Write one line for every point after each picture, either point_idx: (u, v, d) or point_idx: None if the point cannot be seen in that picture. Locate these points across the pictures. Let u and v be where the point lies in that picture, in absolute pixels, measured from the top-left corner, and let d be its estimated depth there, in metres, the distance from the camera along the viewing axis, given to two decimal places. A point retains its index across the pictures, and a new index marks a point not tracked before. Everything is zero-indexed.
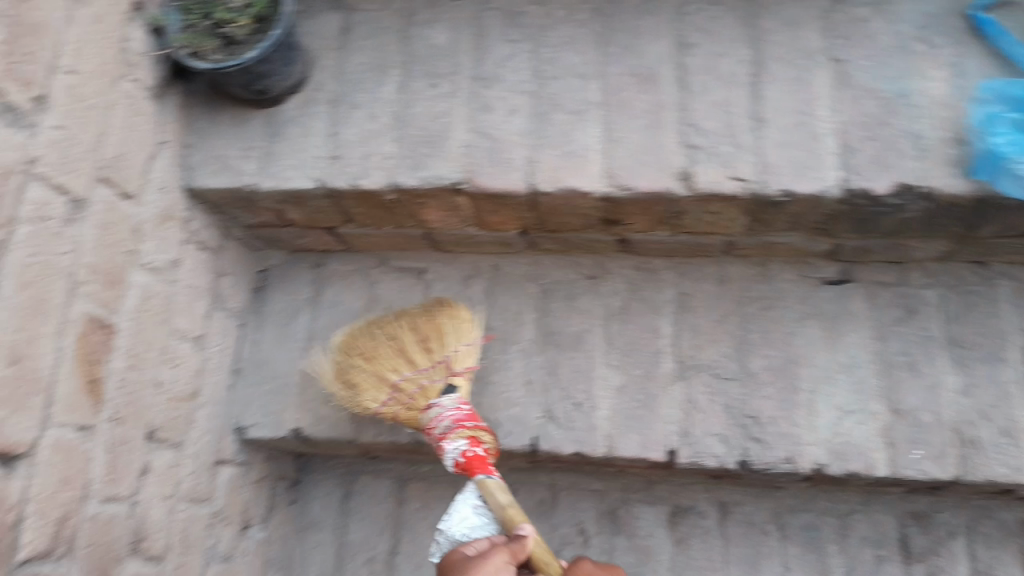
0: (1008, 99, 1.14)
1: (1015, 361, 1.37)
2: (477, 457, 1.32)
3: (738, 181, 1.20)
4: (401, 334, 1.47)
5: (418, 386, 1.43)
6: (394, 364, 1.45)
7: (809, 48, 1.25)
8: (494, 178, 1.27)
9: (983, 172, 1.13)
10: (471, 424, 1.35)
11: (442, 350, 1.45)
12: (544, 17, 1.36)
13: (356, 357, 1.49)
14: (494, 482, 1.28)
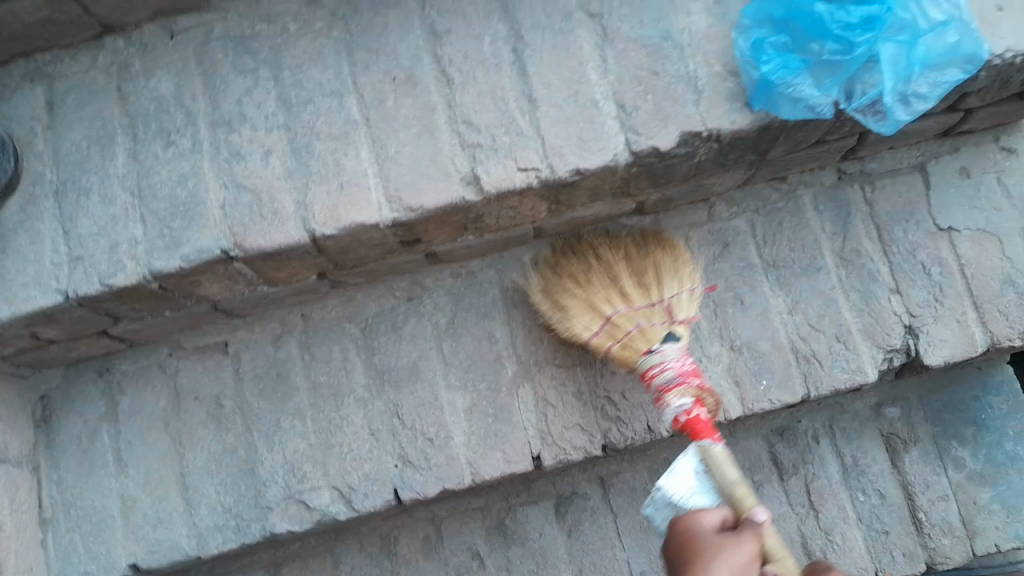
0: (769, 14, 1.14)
1: (831, 268, 1.44)
2: (699, 420, 1.25)
3: (526, 171, 1.15)
4: (615, 261, 1.40)
5: (635, 323, 1.34)
6: (608, 296, 1.36)
7: (566, 7, 1.21)
8: (268, 233, 1.14)
9: (763, 100, 1.13)
10: (694, 384, 1.28)
11: (660, 292, 1.37)
12: (277, 33, 1.22)
13: (564, 276, 1.40)
14: (719, 450, 1.21)
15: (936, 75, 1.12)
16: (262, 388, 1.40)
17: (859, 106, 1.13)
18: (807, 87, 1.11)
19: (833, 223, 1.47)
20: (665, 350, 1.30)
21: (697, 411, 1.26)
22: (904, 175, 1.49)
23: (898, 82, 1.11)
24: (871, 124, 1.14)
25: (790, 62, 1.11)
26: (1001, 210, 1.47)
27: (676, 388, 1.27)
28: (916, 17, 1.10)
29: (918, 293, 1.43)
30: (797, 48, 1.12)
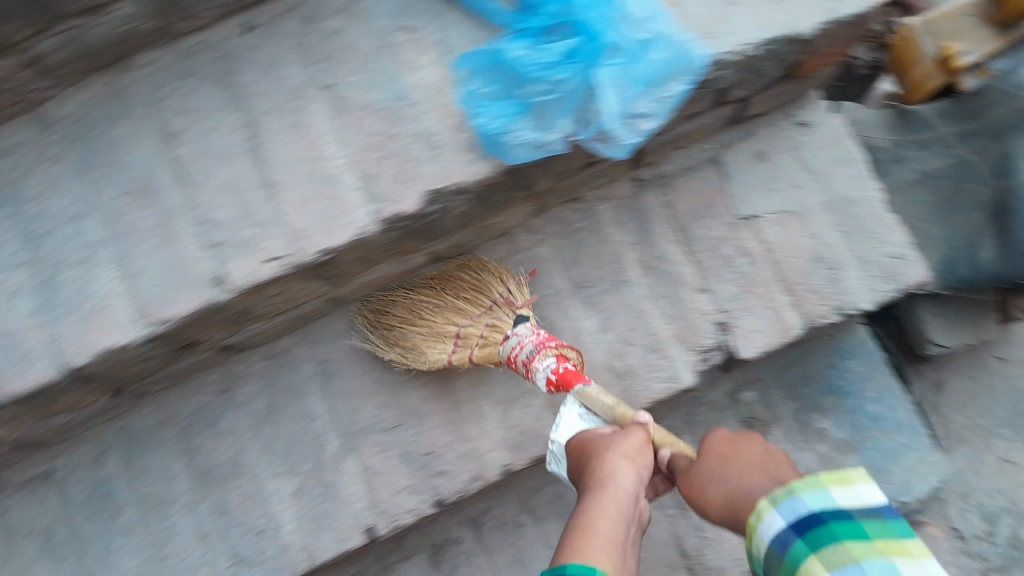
0: (485, 70, 1.11)
1: (636, 279, 1.44)
2: (569, 372, 1.14)
3: (274, 261, 1.12)
4: (438, 297, 1.34)
5: (484, 326, 1.28)
6: (447, 317, 1.31)
7: (296, 84, 1.15)
8: (23, 376, 1.11)
9: (491, 150, 1.10)
10: (555, 345, 1.19)
11: (488, 295, 1.31)
12: (11, 169, 1.15)
13: (392, 323, 1.34)
14: (593, 386, 1.10)
15: (659, 91, 1.10)
16: (90, 511, 1.37)
17: (591, 136, 1.10)
18: (528, 131, 1.09)
19: (634, 230, 1.45)
20: (518, 333, 1.23)
21: (566, 366, 1.16)
22: (699, 169, 1.46)
23: (621, 106, 1.09)
24: (605, 152, 1.12)
25: (505, 110, 1.10)
26: (803, 186, 1.44)
27: (536, 357, 1.18)
28: (623, 40, 1.10)
29: (725, 287, 1.42)
30: (512, 93, 1.11)
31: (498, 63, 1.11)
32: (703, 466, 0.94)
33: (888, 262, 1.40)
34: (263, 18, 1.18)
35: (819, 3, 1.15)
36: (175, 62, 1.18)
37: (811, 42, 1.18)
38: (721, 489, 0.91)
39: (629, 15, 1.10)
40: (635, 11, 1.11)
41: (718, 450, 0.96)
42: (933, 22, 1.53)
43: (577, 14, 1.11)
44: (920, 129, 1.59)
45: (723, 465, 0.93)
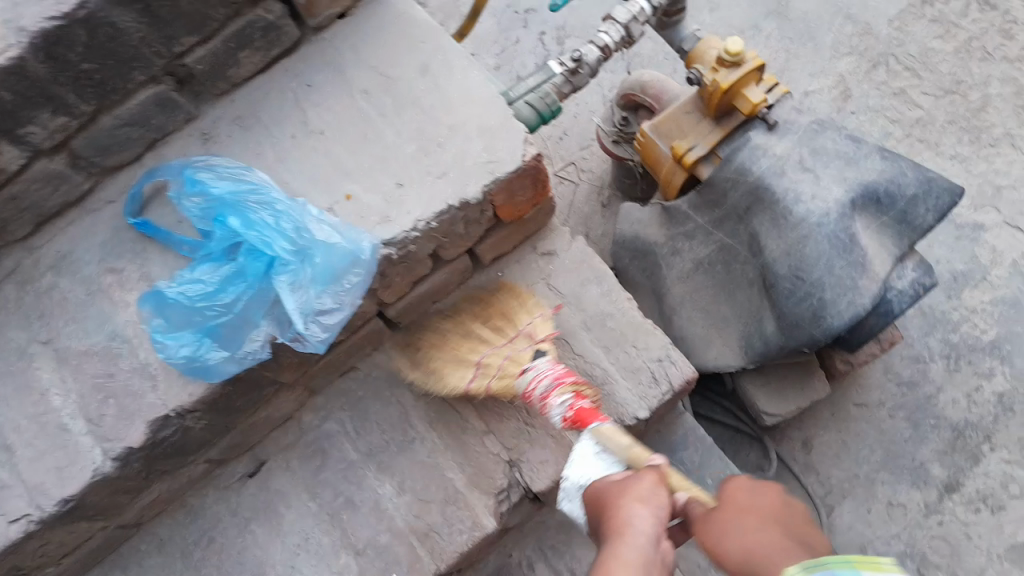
0: (169, 305, 1.19)
1: (422, 434, 1.47)
2: (583, 410, 1.29)
3: (19, 519, 1.18)
4: (462, 327, 1.49)
5: (503, 357, 1.41)
6: (470, 348, 1.45)
7: (19, 345, 1.25)
8: None
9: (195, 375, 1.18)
10: (571, 381, 1.33)
11: (514, 325, 1.45)
12: None
13: (421, 359, 1.50)
14: (608, 425, 1.22)
15: (333, 289, 1.18)
16: None
17: (289, 338, 1.20)
18: (221, 352, 1.18)
19: (413, 390, 1.50)
20: (538, 365, 1.36)
21: (580, 403, 1.30)
22: (461, 315, 1.53)
23: (301, 310, 1.17)
24: (306, 348, 1.21)
25: (193, 338, 1.18)
26: (560, 311, 1.52)
27: (554, 392, 1.32)
28: (283, 253, 1.17)
29: (506, 424, 1.47)
30: (195, 320, 1.19)
31: (179, 299, 1.19)
32: (716, 521, 0.98)
33: (651, 367, 1.46)
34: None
35: (480, 167, 1.26)
36: None
37: (491, 199, 1.29)
38: (735, 544, 0.95)
39: (285, 230, 1.18)
40: (289, 223, 1.19)
41: (731, 498, 1.01)
42: (661, 125, 1.66)
43: (238, 236, 1.18)
44: (683, 222, 1.72)
45: (739, 518, 0.98)
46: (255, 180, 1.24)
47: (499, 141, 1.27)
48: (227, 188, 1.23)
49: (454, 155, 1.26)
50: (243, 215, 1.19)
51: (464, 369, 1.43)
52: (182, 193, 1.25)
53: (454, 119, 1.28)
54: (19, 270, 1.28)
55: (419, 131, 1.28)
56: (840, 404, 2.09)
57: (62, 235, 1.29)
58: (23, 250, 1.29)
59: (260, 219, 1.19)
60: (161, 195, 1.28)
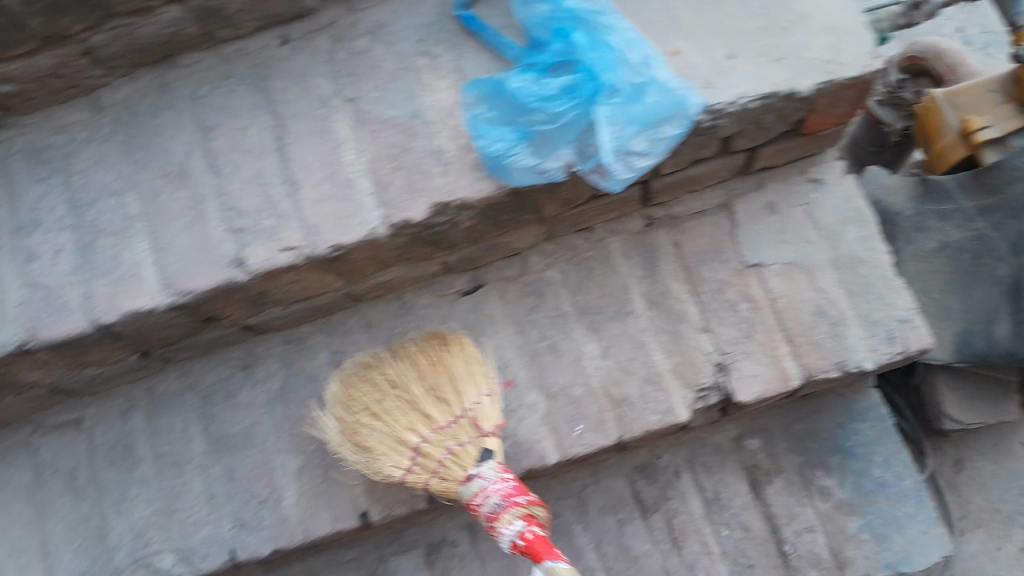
0: (490, 96, 1.21)
1: (639, 311, 1.46)
2: (537, 538, 1.24)
3: (290, 249, 1.22)
4: (405, 376, 1.42)
5: (447, 449, 1.36)
6: (411, 425, 1.39)
7: (323, 94, 1.27)
8: (55, 325, 1.22)
9: (496, 170, 1.18)
10: (519, 501, 1.28)
11: (461, 400, 1.40)
12: (66, 144, 1.29)
13: (362, 410, 1.41)
14: (564, 567, 1.18)
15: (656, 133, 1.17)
16: (112, 459, 1.51)
17: (590, 168, 1.17)
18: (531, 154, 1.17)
19: (642, 268, 1.49)
20: (484, 472, 1.32)
21: (530, 530, 1.25)
22: (710, 214, 1.50)
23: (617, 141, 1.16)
24: (602, 182, 1.18)
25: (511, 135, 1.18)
26: (811, 242, 1.48)
27: (503, 516, 1.27)
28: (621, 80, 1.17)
29: (726, 331, 1.44)
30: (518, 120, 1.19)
31: (503, 92, 1.20)
32: None
33: (888, 324, 1.43)
34: (297, 33, 1.30)
35: (818, 63, 1.21)
36: (218, 66, 1.30)
37: (813, 101, 1.24)
38: None
39: (625, 59, 1.19)
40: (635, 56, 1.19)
41: None
42: (956, 94, 1.60)
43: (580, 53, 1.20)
44: (942, 200, 1.63)
45: None
46: (604, 3, 1.24)
47: (845, 45, 1.22)
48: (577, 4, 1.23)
49: (794, 44, 1.22)
50: (591, 34, 1.20)
51: (402, 455, 1.37)
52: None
53: (802, 10, 1.25)
54: (335, 24, 1.30)
55: (763, 12, 1.25)
56: (1005, 437, 1.99)
57: (385, 7, 1.29)
58: (345, 9, 1.30)
59: (607, 43, 1.20)
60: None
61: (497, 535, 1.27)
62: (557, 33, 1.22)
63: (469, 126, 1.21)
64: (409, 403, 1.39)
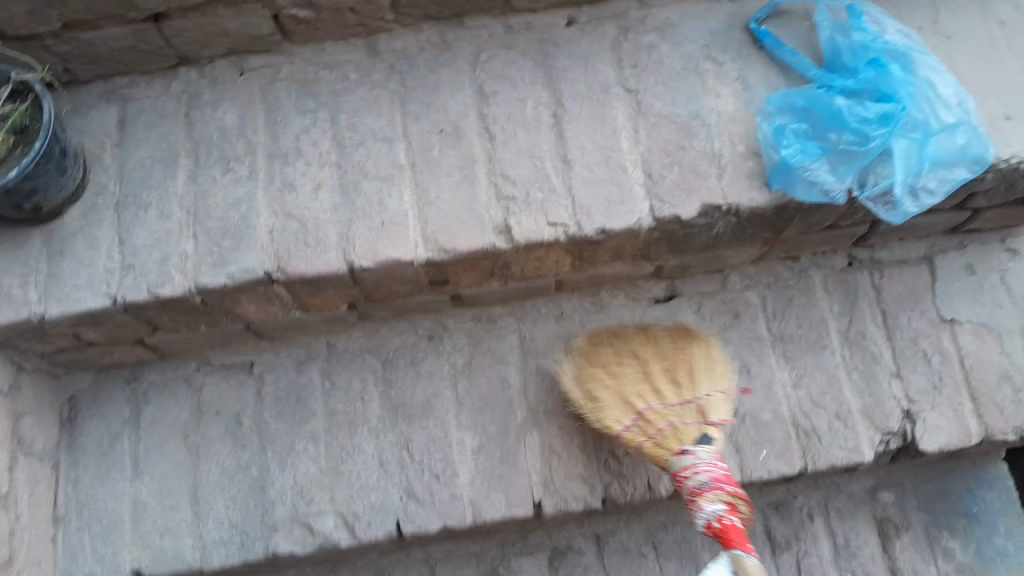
0: (788, 106, 1.23)
1: (835, 347, 1.45)
2: (731, 527, 1.20)
3: (555, 225, 1.21)
4: (644, 353, 1.40)
5: (668, 422, 1.32)
6: (642, 393, 1.36)
7: (606, 80, 1.28)
8: (309, 260, 1.21)
9: (781, 180, 1.19)
10: (729, 488, 1.23)
11: (693, 390, 1.36)
12: (337, 82, 1.30)
13: (599, 372, 1.39)
14: (750, 560, 1.16)
15: (946, 174, 1.19)
16: (281, 409, 1.48)
17: (870, 195, 1.19)
18: (823, 171, 1.18)
19: (840, 305, 1.48)
20: (698, 454, 1.27)
21: (731, 518, 1.21)
22: (911, 265, 1.50)
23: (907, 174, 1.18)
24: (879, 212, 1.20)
25: (808, 148, 1.19)
26: (1003, 307, 1.48)
27: (708, 494, 1.23)
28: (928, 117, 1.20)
29: (917, 379, 1.43)
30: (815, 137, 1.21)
31: (802, 104, 1.22)
32: None
33: None
34: (585, 17, 1.32)
35: None
36: (502, 34, 1.31)
37: None
38: None
39: (937, 98, 1.21)
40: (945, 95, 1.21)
41: None
42: None
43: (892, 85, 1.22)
44: None
45: None
46: (916, 44, 1.27)
47: None
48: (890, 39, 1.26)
49: None
50: (902, 69, 1.23)
51: (626, 413, 1.35)
52: (841, 25, 1.28)
53: None
54: (624, 15, 1.32)
55: None
56: None
57: (675, 7, 1.31)
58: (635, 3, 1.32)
59: (920, 79, 1.22)
60: (801, 20, 1.31)
61: (697, 513, 1.23)
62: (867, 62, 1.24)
63: (761, 137, 1.22)
64: (619, 378, 1.38)
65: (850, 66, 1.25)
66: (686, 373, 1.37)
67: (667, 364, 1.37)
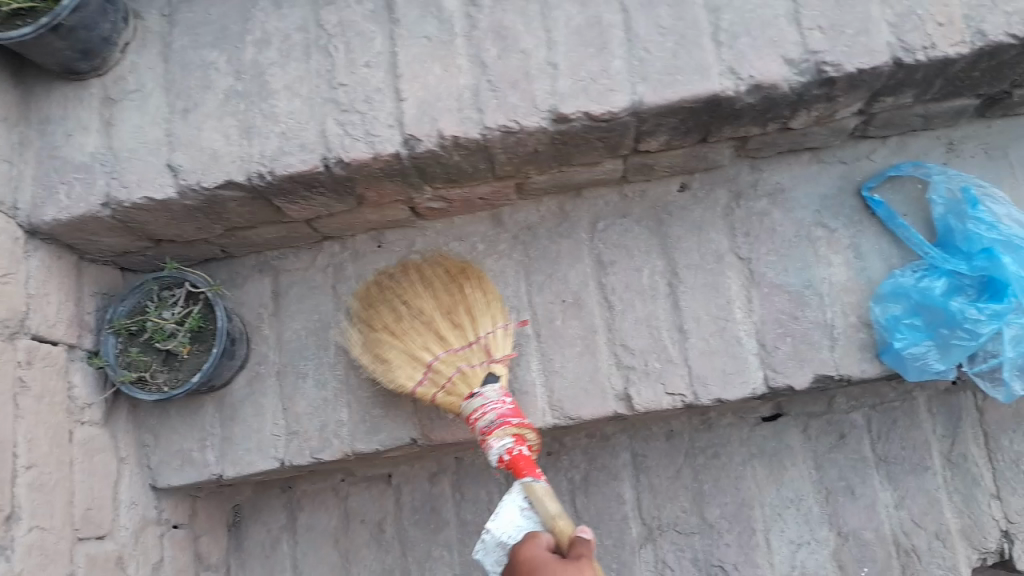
0: (898, 294, 1.25)
1: (936, 468, 1.52)
2: (521, 458, 1.12)
3: (674, 395, 1.29)
4: (427, 295, 1.28)
5: (457, 368, 1.22)
6: (427, 342, 1.24)
7: (718, 249, 1.32)
8: (449, 428, 1.32)
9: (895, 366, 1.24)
10: (514, 420, 1.15)
11: (473, 327, 1.25)
12: (466, 252, 1.38)
13: (379, 324, 1.28)
14: (541, 487, 1.09)
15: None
16: (417, 519, 1.63)
17: (981, 370, 1.26)
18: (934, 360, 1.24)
19: (943, 427, 1.53)
20: (486, 392, 1.17)
21: (522, 449, 1.12)
22: None
23: (1016, 360, 1.24)
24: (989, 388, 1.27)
25: (921, 338, 1.24)
26: None
27: (494, 429, 1.13)
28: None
29: (1016, 502, 1.49)
30: (929, 326, 1.25)
31: (912, 293, 1.25)
32: None
33: None
34: (697, 182, 1.35)
35: None
36: (618, 203, 1.37)
37: None
38: None
39: None
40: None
41: None
42: None
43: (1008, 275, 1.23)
44: None
45: None
46: None
47: None
48: (1007, 226, 1.25)
49: None
50: (1017, 255, 1.23)
51: (415, 368, 1.24)
52: (955, 204, 1.27)
53: None
54: (736, 179, 1.34)
55: None
56: None
57: (787, 171, 1.33)
58: (748, 167, 1.34)
59: None
60: (915, 187, 1.30)
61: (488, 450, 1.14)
62: (981, 251, 1.24)
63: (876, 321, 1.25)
64: (398, 316, 1.27)
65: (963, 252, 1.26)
66: (466, 301, 1.27)
67: (448, 300, 1.27)
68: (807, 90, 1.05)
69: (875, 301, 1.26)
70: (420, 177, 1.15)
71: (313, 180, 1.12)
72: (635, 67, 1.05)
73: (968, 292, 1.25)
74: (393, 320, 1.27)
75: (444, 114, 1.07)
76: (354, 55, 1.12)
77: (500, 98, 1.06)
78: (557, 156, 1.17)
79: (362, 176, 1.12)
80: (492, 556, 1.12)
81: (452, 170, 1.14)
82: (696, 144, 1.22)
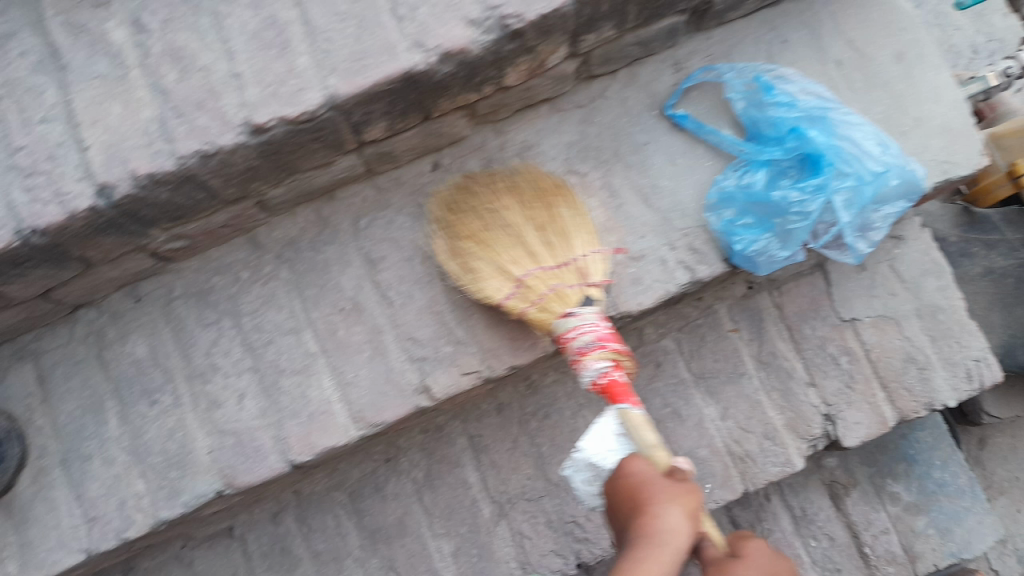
0: (729, 199, 1.28)
1: (751, 372, 1.54)
2: (617, 383, 1.11)
3: (470, 374, 1.27)
4: (518, 216, 1.26)
5: (551, 286, 1.21)
6: (515, 257, 1.24)
7: None
8: (253, 469, 1.26)
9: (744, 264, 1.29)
10: (614, 345, 1.14)
11: (571, 250, 1.25)
12: (231, 283, 1.30)
13: (467, 238, 1.26)
14: (638, 415, 1.07)
15: (885, 206, 1.31)
16: (270, 563, 1.55)
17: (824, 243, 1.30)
18: (777, 248, 1.29)
19: (749, 331, 1.55)
20: (584, 313, 1.17)
21: (618, 375, 1.12)
22: (807, 275, 1.54)
23: (850, 223, 1.29)
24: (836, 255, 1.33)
25: (760, 231, 1.28)
26: (897, 294, 1.52)
27: (590, 350, 1.13)
28: (859, 165, 1.27)
29: (830, 384, 1.53)
30: (765, 216, 1.29)
31: (745, 196, 1.28)
32: None
33: (968, 364, 1.51)
34: (448, 157, 1.32)
35: (934, 166, 1.32)
36: (374, 195, 1.31)
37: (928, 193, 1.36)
38: None
39: (861, 148, 1.27)
40: (869, 141, 1.28)
41: None
42: (1001, 137, 1.69)
43: (818, 149, 1.28)
44: (987, 231, 1.69)
45: None
46: (828, 99, 1.31)
47: (957, 145, 1.33)
48: (803, 103, 1.30)
49: (915, 147, 1.32)
50: (820, 126, 1.29)
51: (504, 281, 1.23)
52: (752, 94, 1.31)
53: (921, 111, 1.33)
54: (484, 147, 1.32)
55: (883, 117, 1.33)
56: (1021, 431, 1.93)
57: (530, 126, 1.31)
58: (492, 132, 1.32)
59: (841, 136, 1.28)
60: (709, 93, 1.32)
61: (583, 372, 1.13)
62: (789, 132, 1.29)
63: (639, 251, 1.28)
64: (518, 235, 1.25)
65: (775, 137, 1.30)
66: (565, 224, 1.26)
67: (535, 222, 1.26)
68: (500, 49, 1.04)
69: (714, 211, 1.28)
70: (137, 224, 1.09)
71: (15, 256, 1.04)
72: (320, 61, 1.01)
73: (790, 174, 1.30)
74: (480, 237, 1.26)
75: (134, 153, 1.00)
76: (27, 113, 1.03)
77: (188, 123, 1.00)
78: (280, 168, 1.11)
79: (68, 238, 1.05)
80: (581, 473, 1.13)
81: (169, 207, 1.08)
82: (423, 122, 1.18)
